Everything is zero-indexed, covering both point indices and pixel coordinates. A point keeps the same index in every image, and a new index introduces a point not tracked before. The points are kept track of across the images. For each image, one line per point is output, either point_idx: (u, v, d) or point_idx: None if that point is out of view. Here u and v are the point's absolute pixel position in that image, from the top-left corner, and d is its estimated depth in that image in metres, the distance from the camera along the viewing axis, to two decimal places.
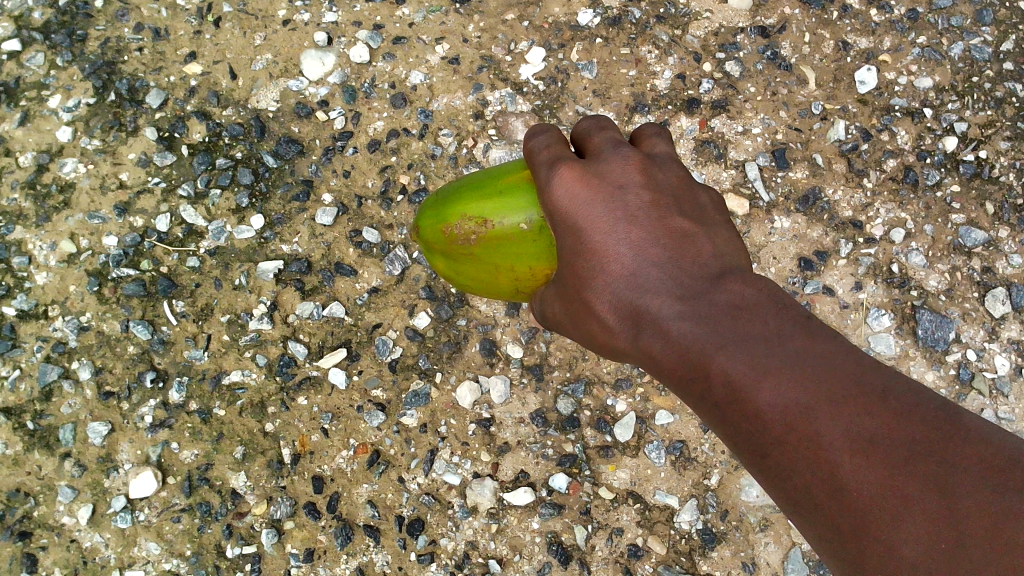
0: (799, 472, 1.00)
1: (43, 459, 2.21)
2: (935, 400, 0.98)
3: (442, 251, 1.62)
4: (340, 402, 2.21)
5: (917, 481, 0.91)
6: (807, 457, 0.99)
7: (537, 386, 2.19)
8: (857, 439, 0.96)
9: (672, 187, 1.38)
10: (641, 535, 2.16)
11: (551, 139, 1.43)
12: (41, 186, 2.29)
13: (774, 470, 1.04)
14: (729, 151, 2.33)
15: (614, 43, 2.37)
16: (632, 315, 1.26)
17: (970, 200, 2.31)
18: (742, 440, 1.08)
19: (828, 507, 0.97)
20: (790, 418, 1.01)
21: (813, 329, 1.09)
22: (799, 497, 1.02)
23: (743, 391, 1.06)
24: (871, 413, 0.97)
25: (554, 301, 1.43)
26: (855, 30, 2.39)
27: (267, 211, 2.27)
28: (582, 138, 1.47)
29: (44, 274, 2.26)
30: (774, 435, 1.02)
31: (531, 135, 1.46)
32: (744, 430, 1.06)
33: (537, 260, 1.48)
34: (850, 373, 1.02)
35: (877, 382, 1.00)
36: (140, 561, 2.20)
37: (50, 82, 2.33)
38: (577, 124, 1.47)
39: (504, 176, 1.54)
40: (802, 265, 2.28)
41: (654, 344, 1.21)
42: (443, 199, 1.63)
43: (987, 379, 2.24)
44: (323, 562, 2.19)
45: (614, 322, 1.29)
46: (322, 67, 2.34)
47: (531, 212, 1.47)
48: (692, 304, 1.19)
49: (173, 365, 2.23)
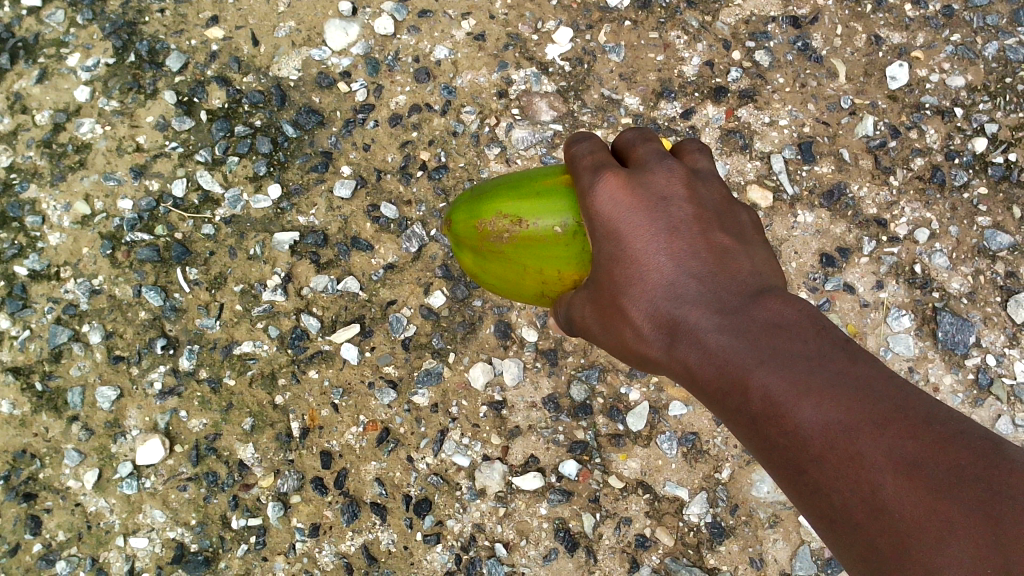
0: (839, 491, 0.98)
1: (50, 421, 2.20)
2: (979, 430, 0.96)
3: (472, 246, 1.59)
4: (351, 377, 2.19)
5: (964, 508, 0.89)
6: (847, 478, 0.98)
7: (551, 370, 2.17)
8: (902, 462, 0.94)
9: (715, 203, 1.35)
10: (649, 526, 2.14)
11: (594, 145, 1.41)
12: (56, 146, 2.26)
13: (811, 489, 1.02)
14: (755, 142, 2.29)
15: (643, 27, 2.34)
16: (669, 324, 1.23)
17: (997, 203, 2.28)
18: (778, 458, 1.06)
19: (869, 528, 0.96)
20: (831, 439, 0.99)
21: (855, 354, 1.07)
22: (836, 518, 1.00)
23: (782, 408, 1.04)
24: (915, 438, 0.95)
25: (584, 304, 1.39)
26: (889, 25, 2.35)
27: (284, 180, 2.24)
28: (624, 148, 1.44)
29: (58, 234, 2.24)
30: (814, 454, 1.01)
31: (573, 141, 1.44)
32: (781, 447, 1.04)
33: (566, 265, 1.46)
34: (894, 399, 1.00)
35: (923, 409, 0.98)
36: (145, 528, 2.19)
37: (69, 40, 2.30)
38: (621, 134, 1.44)
39: (543, 178, 1.52)
40: (824, 262, 2.25)
41: (689, 355, 1.18)
42: (479, 194, 1.62)
43: (1006, 386, 2.21)
44: (329, 538, 2.17)
45: (648, 329, 1.26)
46: (346, 38, 2.30)
47: (567, 216, 1.45)
48: (731, 318, 1.17)
49: (184, 333, 2.21)
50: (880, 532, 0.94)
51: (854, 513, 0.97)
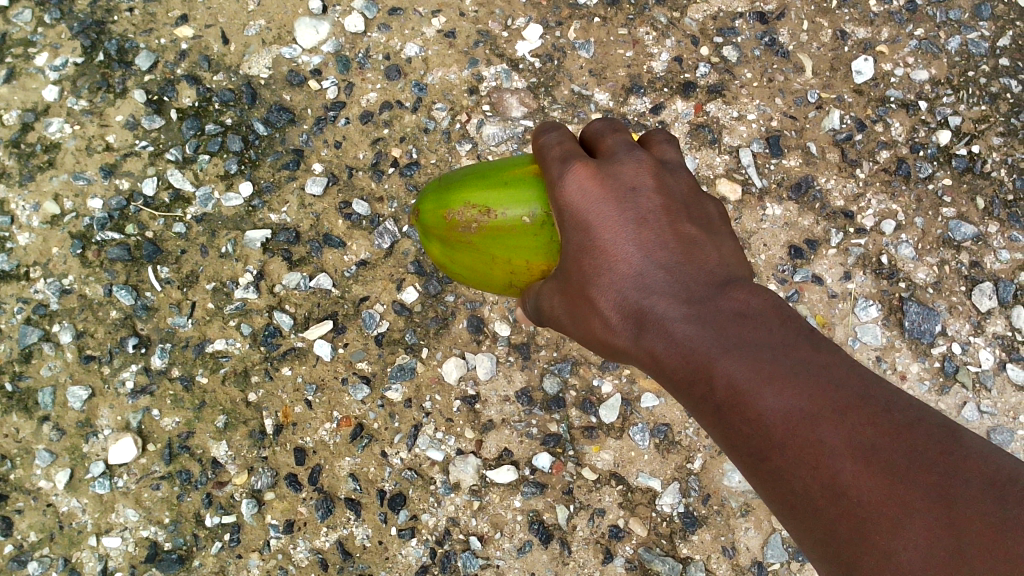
0: (799, 478, 1.00)
1: (20, 422, 2.18)
2: (936, 419, 0.98)
3: (440, 237, 1.60)
4: (324, 374, 2.19)
5: (921, 495, 0.91)
6: (807, 464, 0.99)
7: (523, 364, 2.17)
8: (861, 449, 0.96)
9: (683, 195, 1.36)
10: (622, 517, 2.14)
11: (563, 135, 1.42)
12: (24, 146, 2.25)
13: (771, 476, 1.03)
14: (724, 136, 2.33)
15: (612, 24, 2.37)
16: (636, 314, 1.25)
17: (961, 194, 2.31)
18: (739, 446, 1.07)
19: (826, 513, 0.97)
20: (793, 426, 1.01)
21: (818, 344, 1.09)
22: (795, 504, 1.01)
23: (745, 396, 1.05)
24: (874, 425, 0.97)
25: (552, 294, 1.41)
26: (853, 20, 2.39)
27: (256, 178, 2.26)
28: (594, 138, 1.45)
29: (27, 234, 2.23)
30: (775, 441, 1.02)
31: (542, 131, 1.45)
32: (743, 434, 1.06)
33: (535, 255, 1.48)
34: (854, 386, 1.02)
35: (884, 400, 1.00)
36: (118, 528, 2.17)
37: (37, 40, 2.28)
38: (591, 124, 1.45)
39: (511, 168, 1.53)
40: (792, 254, 2.28)
41: (655, 344, 1.20)
42: (447, 184, 1.62)
43: (971, 373, 2.23)
44: (303, 534, 2.16)
45: (615, 319, 1.28)
46: (316, 36, 2.31)
47: (535, 206, 1.46)
48: (697, 309, 1.19)
49: (156, 332, 2.20)
50: (837, 519, 0.96)
51: (813, 500, 0.98)
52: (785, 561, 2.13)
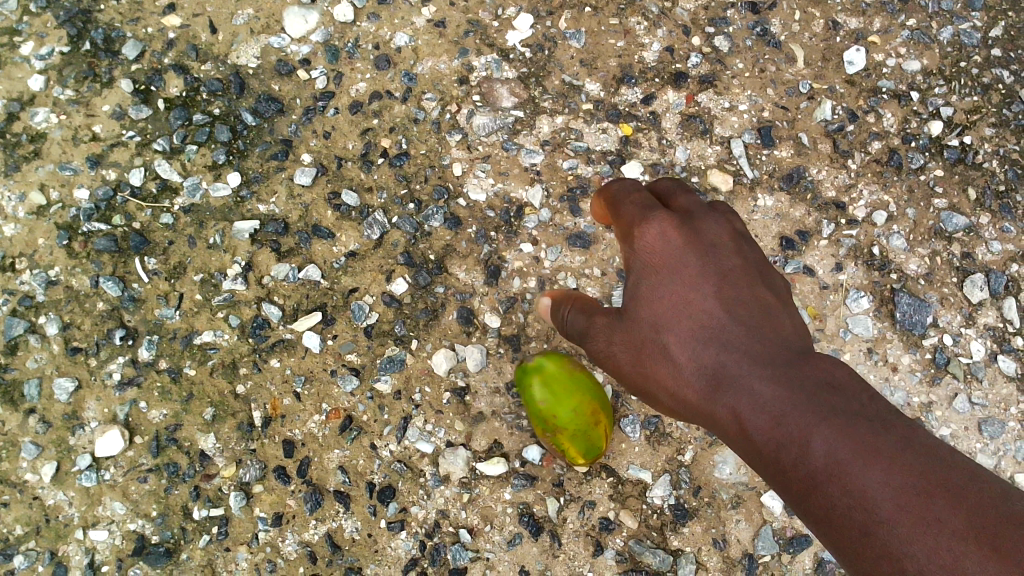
0: (826, 498, 1.14)
1: (6, 415, 2.16)
2: (972, 468, 1.09)
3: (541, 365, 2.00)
4: (313, 366, 2.17)
5: (952, 520, 1.01)
6: (838, 491, 1.13)
7: (514, 355, 2.19)
8: (901, 486, 1.07)
9: (756, 264, 1.61)
10: (613, 509, 2.13)
11: (636, 186, 1.71)
12: (10, 135, 2.23)
13: (806, 505, 1.18)
14: (715, 127, 2.32)
15: (603, 13, 2.35)
16: (711, 369, 1.44)
17: (952, 184, 2.30)
18: (773, 475, 1.26)
19: (853, 538, 1.09)
20: (834, 465, 1.14)
21: (864, 398, 1.23)
22: (828, 527, 1.14)
23: (786, 434, 1.24)
24: (902, 464, 1.09)
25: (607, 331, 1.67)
26: (846, 10, 2.38)
27: (244, 168, 2.24)
28: (666, 195, 1.73)
29: (13, 225, 2.20)
30: (819, 477, 1.16)
31: (615, 183, 1.74)
32: (784, 468, 1.23)
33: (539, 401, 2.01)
34: (897, 433, 1.14)
35: (923, 444, 1.13)
36: (104, 521, 2.15)
37: (22, 29, 2.26)
38: (663, 183, 1.73)
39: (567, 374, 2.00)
40: (784, 244, 2.26)
41: (731, 397, 1.38)
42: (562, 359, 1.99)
43: (962, 364, 2.22)
44: (292, 527, 2.14)
45: (686, 365, 1.49)
46: (305, 25, 2.30)
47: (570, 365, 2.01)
48: (769, 366, 1.37)
49: (143, 323, 2.19)
50: (857, 534, 1.09)
51: (847, 526, 1.10)
52: (776, 553, 2.13)
